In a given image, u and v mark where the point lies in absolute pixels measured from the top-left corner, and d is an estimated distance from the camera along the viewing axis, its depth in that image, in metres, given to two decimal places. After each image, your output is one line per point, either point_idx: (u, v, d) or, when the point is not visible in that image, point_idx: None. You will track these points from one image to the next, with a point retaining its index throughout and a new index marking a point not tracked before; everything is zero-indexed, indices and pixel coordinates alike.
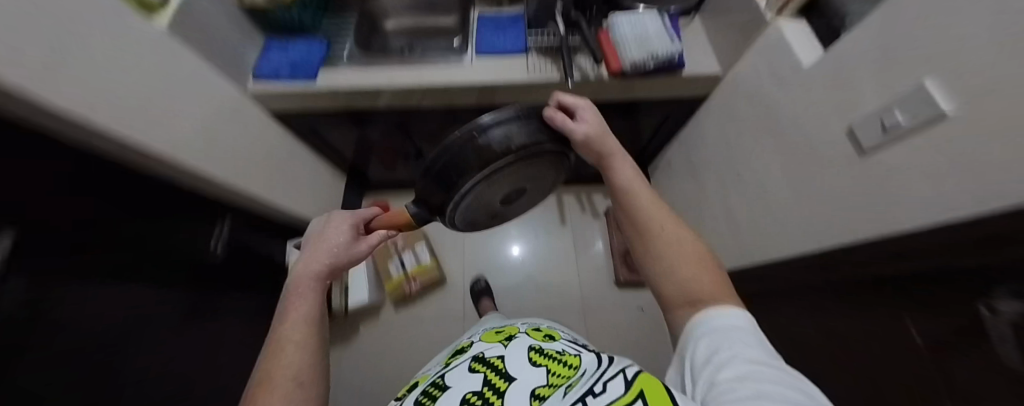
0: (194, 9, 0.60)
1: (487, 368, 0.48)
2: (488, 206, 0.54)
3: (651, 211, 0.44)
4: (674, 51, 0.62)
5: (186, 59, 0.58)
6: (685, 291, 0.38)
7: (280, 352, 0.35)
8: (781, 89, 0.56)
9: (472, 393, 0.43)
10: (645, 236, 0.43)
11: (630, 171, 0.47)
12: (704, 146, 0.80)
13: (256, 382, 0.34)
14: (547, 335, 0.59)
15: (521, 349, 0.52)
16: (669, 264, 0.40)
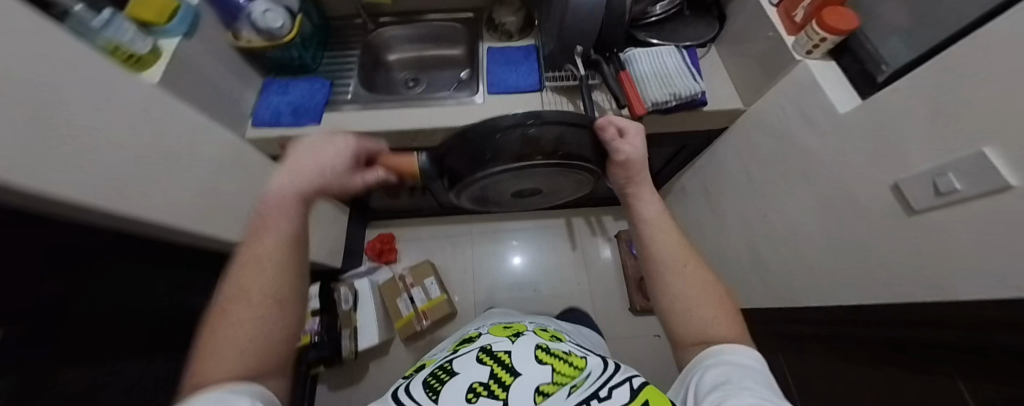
0: (186, 59, 0.56)
1: (494, 359, 0.42)
2: (504, 189, 0.55)
3: (673, 251, 0.40)
4: (696, 91, 0.60)
5: (179, 109, 0.54)
6: (699, 333, 0.36)
7: (236, 304, 0.28)
8: (812, 132, 0.53)
9: (478, 385, 0.38)
10: (662, 271, 0.40)
11: (658, 209, 0.42)
12: (723, 178, 0.78)
13: (224, 303, 0.29)
14: (552, 335, 0.54)
15: (527, 345, 0.45)
16: (684, 305, 0.38)
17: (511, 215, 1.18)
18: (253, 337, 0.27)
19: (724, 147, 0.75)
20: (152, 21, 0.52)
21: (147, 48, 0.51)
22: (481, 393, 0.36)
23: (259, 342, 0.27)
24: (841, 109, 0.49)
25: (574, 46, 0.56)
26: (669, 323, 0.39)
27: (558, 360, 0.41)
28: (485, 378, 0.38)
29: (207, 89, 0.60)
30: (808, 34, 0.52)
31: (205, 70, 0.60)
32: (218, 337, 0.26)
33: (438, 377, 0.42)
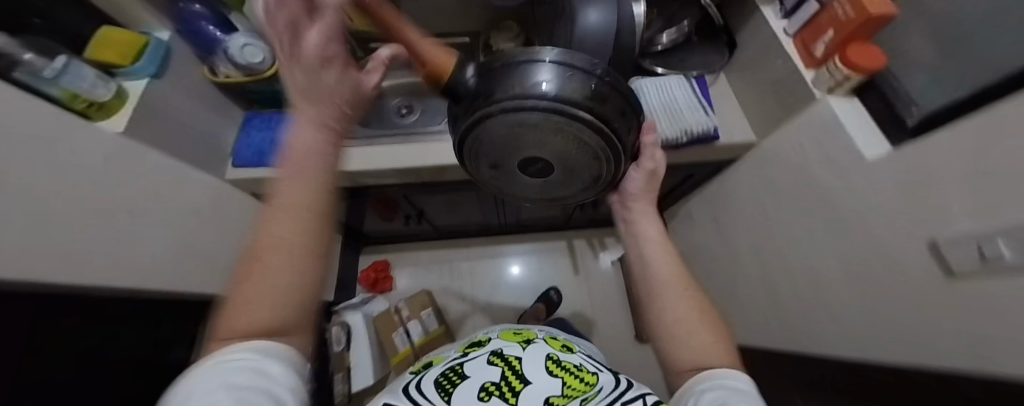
0: (156, 103, 0.52)
1: (503, 362, 0.34)
2: (525, 142, 0.36)
3: (671, 271, 0.34)
4: (708, 127, 0.57)
5: (151, 156, 0.50)
6: (697, 356, 0.29)
7: (260, 236, 0.19)
8: (837, 176, 0.50)
9: (492, 384, 0.31)
10: (658, 285, 0.33)
11: (657, 229, 0.37)
12: (734, 210, 0.74)
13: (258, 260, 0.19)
14: (563, 344, 0.44)
15: (539, 353, 0.37)
16: (680, 322, 0.31)
17: (510, 239, 1.14)
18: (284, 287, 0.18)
19: (733, 178, 0.72)
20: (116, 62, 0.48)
21: (112, 94, 0.47)
22: (493, 393, 0.29)
23: (289, 292, 0.18)
24: (869, 155, 0.45)
25: None
26: (660, 345, 0.32)
27: (569, 374, 0.33)
28: (498, 376, 0.32)
29: (181, 131, 0.56)
30: (830, 71, 0.48)
31: (175, 110, 0.55)
32: (241, 293, 0.17)
33: (447, 377, 0.32)
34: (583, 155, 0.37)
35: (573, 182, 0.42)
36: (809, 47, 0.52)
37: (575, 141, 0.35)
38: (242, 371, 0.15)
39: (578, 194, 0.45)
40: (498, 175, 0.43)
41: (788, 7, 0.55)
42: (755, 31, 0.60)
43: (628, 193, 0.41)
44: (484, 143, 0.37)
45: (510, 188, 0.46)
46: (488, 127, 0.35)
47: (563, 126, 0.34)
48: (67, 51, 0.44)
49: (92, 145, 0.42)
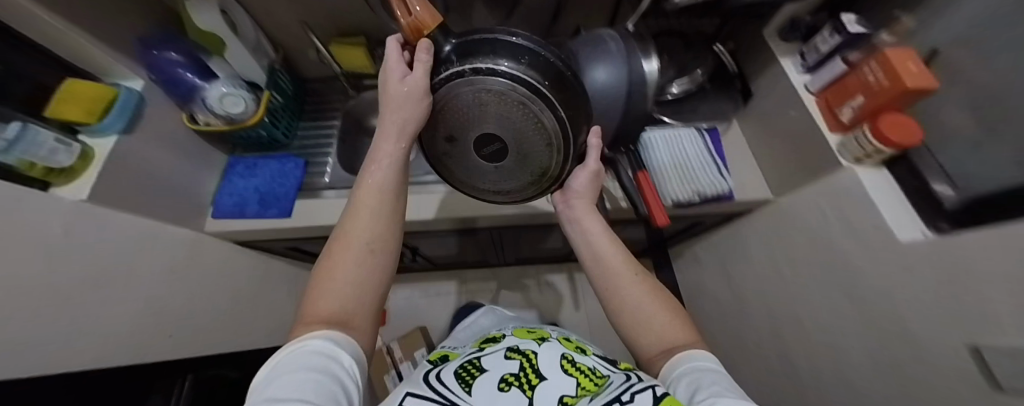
0: (125, 159, 0.48)
1: (522, 357, 0.42)
2: (487, 114, 0.32)
3: (617, 265, 0.41)
4: (722, 189, 0.53)
5: (115, 216, 0.46)
6: (657, 339, 0.36)
7: (345, 247, 0.32)
8: (865, 252, 0.45)
9: (509, 376, 0.39)
10: (610, 280, 0.40)
11: (601, 230, 0.44)
12: (747, 262, 0.69)
13: (335, 237, 0.34)
14: (576, 345, 0.50)
15: (552, 354, 0.43)
16: (636, 311, 0.38)
17: (507, 272, 1.10)
18: (361, 279, 0.31)
19: (745, 230, 0.68)
20: (82, 121, 0.43)
21: (72, 157, 0.43)
22: (512, 383, 0.37)
23: (360, 283, 0.31)
24: (902, 238, 0.40)
25: None
26: (627, 332, 0.38)
27: (582, 375, 0.39)
28: (516, 369, 0.39)
29: (146, 184, 0.52)
30: (859, 140, 0.44)
31: (142, 162, 0.51)
32: (328, 287, 0.30)
33: (469, 372, 0.39)
34: (539, 138, 0.34)
35: (521, 173, 0.38)
36: (835, 110, 0.48)
37: (536, 119, 0.32)
38: (322, 353, 0.24)
39: (524, 189, 0.41)
40: (454, 154, 0.38)
41: (811, 63, 0.51)
42: (773, 83, 0.57)
43: (570, 191, 0.47)
44: (452, 106, 0.34)
45: (461, 172, 0.41)
46: (456, 88, 0.32)
47: (527, 106, 0.31)
48: (15, 111, 0.40)
49: (44, 216, 0.38)
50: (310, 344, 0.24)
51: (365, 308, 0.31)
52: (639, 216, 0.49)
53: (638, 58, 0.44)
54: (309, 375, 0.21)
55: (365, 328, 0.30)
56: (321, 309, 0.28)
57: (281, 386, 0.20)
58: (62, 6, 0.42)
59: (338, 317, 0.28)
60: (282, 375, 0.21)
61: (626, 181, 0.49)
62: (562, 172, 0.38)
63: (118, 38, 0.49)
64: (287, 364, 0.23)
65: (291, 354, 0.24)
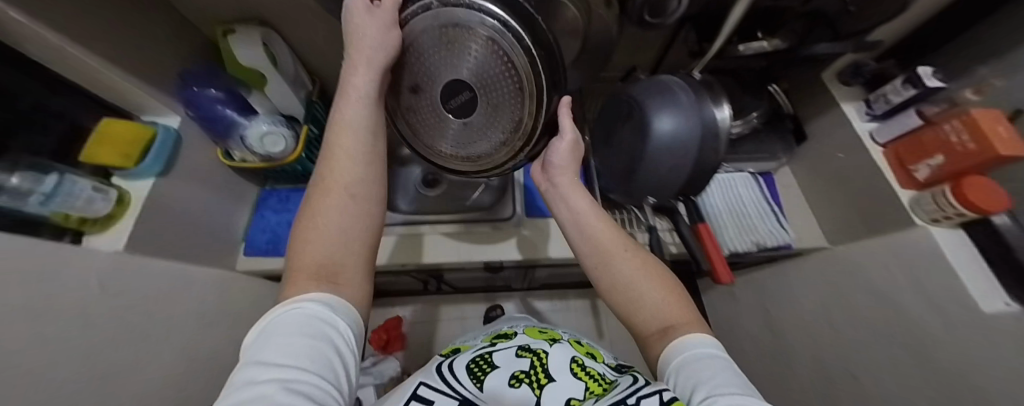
0: (153, 202, 0.46)
1: (533, 356, 0.44)
2: (454, 54, 0.30)
3: (605, 241, 0.38)
4: (783, 242, 0.50)
5: (148, 263, 0.44)
6: (653, 318, 0.35)
7: (325, 196, 0.31)
8: (936, 312, 0.42)
9: (520, 373, 0.41)
10: (602, 255, 0.38)
11: (586, 208, 0.40)
12: (786, 302, 0.66)
13: (315, 186, 0.33)
14: (586, 350, 0.50)
15: (562, 357, 0.45)
16: (630, 286, 0.36)
17: (534, 297, 1.07)
18: (341, 227, 0.31)
19: (789, 275, 0.65)
20: (119, 166, 0.41)
21: (109, 205, 0.41)
22: (522, 380, 0.39)
23: (347, 231, 0.31)
24: (985, 307, 0.37)
25: (644, 196, 0.47)
26: (622, 307, 0.37)
27: (588, 377, 0.39)
28: (527, 368, 0.41)
29: (174, 225, 0.49)
30: (938, 202, 0.42)
31: (173, 202, 0.49)
32: (312, 239, 0.30)
33: (481, 367, 0.42)
34: (508, 81, 0.31)
35: (492, 129, 0.34)
36: (909, 166, 0.46)
37: (506, 60, 0.29)
38: (316, 317, 0.25)
39: (499, 152, 0.36)
40: (422, 111, 0.36)
41: (879, 112, 0.49)
42: (834, 130, 0.55)
43: (552, 167, 0.43)
44: (421, 49, 0.33)
45: (430, 133, 0.37)
46: (422, 25, 0.31)
47: (496, 43, 0.29)
48: (49, 161, 0.38)
49: (74, 267, 0.35)
50: (302, 306, 0.25)
51: (355, 256, 0.31)
52: (698, 271, 0.46)
53: (708, 106, 0.41)
54: (306, 341, 0.23)
55: (355, 277, 0.30)
56: (308, 263, 0.29)
57: (279, 352, 0.22)
58: (97, 42, 0.40)
59: (325, 264, 0.29)
60: (278, 335, 0.23)
61: (685, 232, 0.47)
62: (538, 126, 0.33)
63: (155, 72, 0.48)
64: (280, 324, 0.24)
65: (283, 316, 0.25)
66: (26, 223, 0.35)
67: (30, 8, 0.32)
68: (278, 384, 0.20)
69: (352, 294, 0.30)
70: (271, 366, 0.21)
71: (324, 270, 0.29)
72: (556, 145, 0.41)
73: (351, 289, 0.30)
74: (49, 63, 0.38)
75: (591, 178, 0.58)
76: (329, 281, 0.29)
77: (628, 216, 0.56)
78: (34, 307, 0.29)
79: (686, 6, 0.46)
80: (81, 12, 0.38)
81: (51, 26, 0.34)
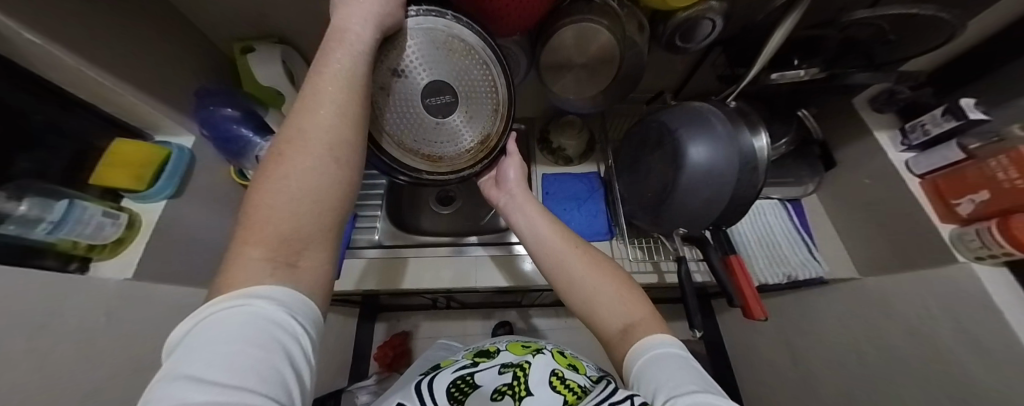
0: (160, 223, 0.44)
1: (514, 369, 0.42)
2: (451, 60, 0.34)
3: (561, 249, 0.38)
4: (813, 275, 0.48)
5: (157, 291, 0.42)
6: (616, 317, 0.33)
7: (298, 155, 0.24)
8: (973, 353, 0.40)
9: (503, 386, 0.40)
10: (556, 259, 0.38)
11: (537, 215, 0.42)
12: (808, 331, 0.63)
13: (279, 146, 0.24)
14: (570, 362, 0.46)
15: (543, 368, 0.42)
16: (587, 283, 0.36)
17: (538, 313, 1.02)
18: (316, 200, 0.23)
19: (813, 303, 0.62)
20: (130, 187, 0.40)
21: (118, 230, 0.39)
22: (505, 393, 0.38)
23: (321, 202, 0.24)
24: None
25: (675, 227, 0.45)
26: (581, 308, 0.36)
27: (566, 389, 0.37)
28: (510, 380, 0.40)
29: (181, 247, 0.47)
30: (976, 240, 0.40)
31: (181, 225, 0.47)
32: (277, 204, 0.22)
33: (461, 388, 0.41)
34: (489, 101, 0.37)
35: (463, 135, 0.37)
36: (949, 200, 0.43)
37: (492, 81, 0.36)
38: (264, 318, 0.19)
39: (461, 157, 0.38)
40: (395, 99, 0.33)
41: (915, 143, 0.48)
42: (865, 158, 0.54)
43: (506, 183, 0.46)
44: (416, 42, 0.32)
45: (391, 123, 0.34)
46: (427, 26, 0.33)
47: (489, 67, 0.36)
48: (56, 186, 0.36)
49: (78, 293, 0.33)
50: (252, 304, 0.19)
51: (324, 233, 0.24)
52: (730, 307, 0.43)
53: (744, 134, 0.39)
54: (259, 353, 0.17)
55: (318, 263, 0.24)
56: (263, 236, 0.21)
57: (222, 365, 0.16)
58: (109, 60, 0.38)
59: (288, 238, 0.22)
60: (217, 340, 0.17)
61: (716, 263, 0.44)
62: (502, 145, 0.39)
63: (168, 88, 0.46)
64: (221, 324, 0.18)
65: (224, 313, 0.18)
66: (27, 253, 0.32)
67: (38, 26, 0.31)
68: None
69: (300, 282, 0.22)
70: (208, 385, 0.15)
71: (286, 248, 0.22)
72: (507, 163, 0.46)
73: (310, 277, 0.23)
74: (58, 81, 0.36)
75: (614, 201, 0.57)
76: (286, 264, 0.22)
77: (653, 243, 0.55)
78: (34, 340, 0.27)
79: (715, 32, 0.45)
80: (88, 27, 0.36)
81: (58, 43, 0.33)
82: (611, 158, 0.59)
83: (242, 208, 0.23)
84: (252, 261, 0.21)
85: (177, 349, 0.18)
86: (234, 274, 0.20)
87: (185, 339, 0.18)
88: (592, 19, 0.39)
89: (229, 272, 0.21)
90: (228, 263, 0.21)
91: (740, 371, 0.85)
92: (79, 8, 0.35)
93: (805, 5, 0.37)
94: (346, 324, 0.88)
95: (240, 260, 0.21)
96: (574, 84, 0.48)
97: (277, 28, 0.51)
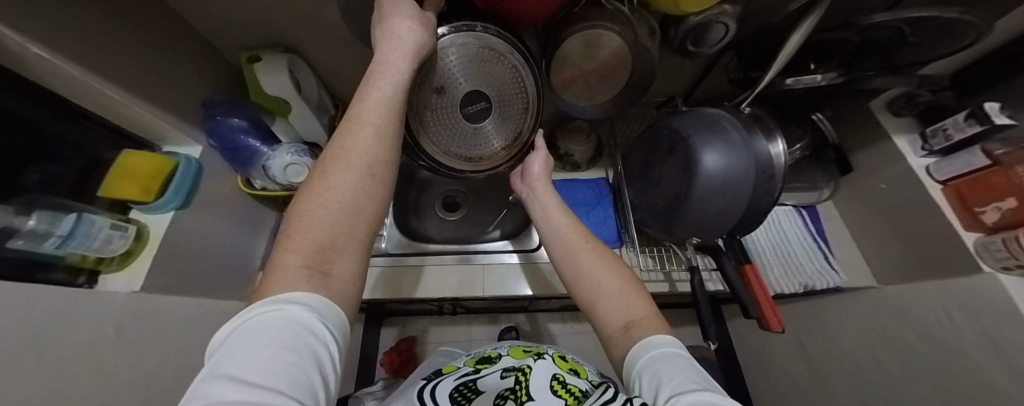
0: (168, 233, 0.43)
1: (516, 373, 0.42)
2: (485, 70, 0.33)
3: (575, 247, 0.39)
4: (829, 284, 0.47)
5: (165, 302, 0.41)
6: (617, 313, 0.34)
7: (340, 171, 0.24)
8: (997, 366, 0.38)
9: (506, 390, 0.39)
10: (567, 247, 0.39)
11: (555, 208, 0.43)
12: (821, 338, 0.62)
13: (325, 161, 0.24)
14: (570, 367, 0.46)
15: (544, 373, 0.41)
16: (589, 274, 0.37)
17: (545, 319, 1.01)
18: (354, 213, 0.23)
19: (827, 310, 0.61)
20: (137, 199, 0.40)
21: (126, 242, 0.39)
22: (508, 397, 0.38)
23: (357, 214, 0.24)
24: None
25: (689, 236, 0.43)
26: (586, 299, 0.36)
27: (567, 392, 0.37)
28: (512, 384, 0.39)
29: (189, 257, 0.47)
30: (1003, 249, 0.38)
31: (188, 234, 0.47)
32: (318, 217, 0.22)
33: (463, 392, 0.40)
34: (518, 106, 0.37)
35: (496, 138, 0.37)
36: (974, 208, 0.42)
37: (522, 84, 0.36)
38: (296, 324, 0.18)
39: (496, 158, 0.38)
40: (436, 110, 0.33)
41: (936, 148, 0.46)
42: (883, 162, 0.52)
43: (530, 176, 0.47)
44: (450, 56, 0.32)
45: (436, 131, 0.34)
46: (463, 40, 0.31)
47: (519, 70, 0.35)
48: (67, 199, 0.36)
49: (88, 304, 0.33)
50: (286, 308, 0.18)
51: (358, 243, 0.24)
52: (747, 318, 0.42)
53: (760, 142, 0.38)
54: (291, 358, 0.16)
55: (352, 273, 0.23)
56: (301, 243, 0.22)
57: (257, 369, 0.15)
58: (116, 71, 0.38)
59: (322, 248, 0.22)
60: (254, 343, 0.16)
61: (729, 273, 0.43)
62: (531, 142, 0.40)
63: (175, 99, 0.46)
64: (259, 327, 0.17)
65: (262, 317, 0.18)
66: (36, 268, 0.32)
67: (44, 39, 0.30)
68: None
69: (335, 293, 0.22)
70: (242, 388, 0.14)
71: (319, 256, 0.22)
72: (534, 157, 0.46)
73: (346, 287, 0.23)
74: (68, 95, 0.36)
75: (623, 208, 0.56)
76: (320, 272, 0.21)
77: (665, 252, 0.54)
78: (44, 355, 0.27)
79: (728, 36, 0.44)
80: (97, 38, 0.36)
81: (65, 55, 0.32)
82: (619, 164, 0.58)
83: (284, 220, 0.23)
84: (289, 268, 0.21)
85: (214, 354, 0.17)
86: (273, 282, 0.20)
87: (224, 344, 0.17)
88: (601, 24, 0.38)
89: (267, 281, 0.20)
90: (264, 275, 0.21)
91: (753, 379, 0.83)
92: (88, 20, 0.35)
93: (824, 7, 0.36)
94: (354, 329, 0.88)
95: (279, 267, 0.21)
96: (585, 91, 0.47)
97: (284, 38, 0.51)
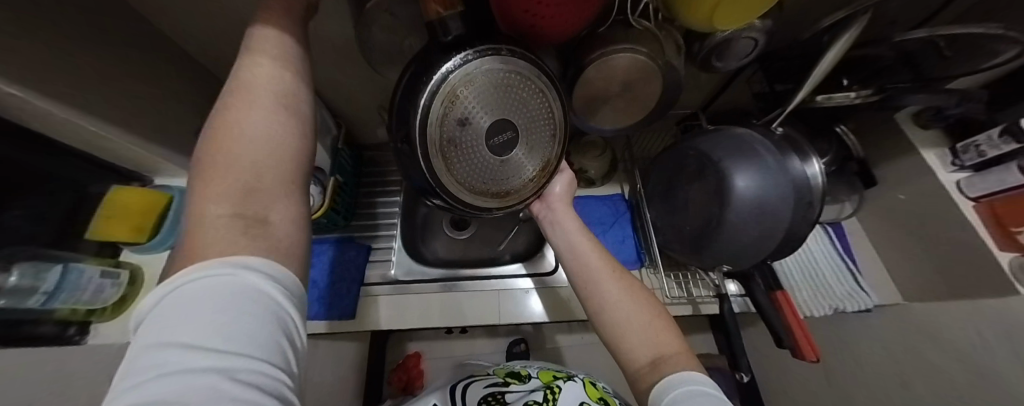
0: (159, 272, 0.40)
1: (545, 388, 0.44)
2: (512, 96, 0.30)
3: (596, 269, 0.37)
4: (865, 306, 0.45)
5: None
6: (643, 347, 0.32)
7: (244, 102, 0.20)
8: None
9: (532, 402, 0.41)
10: (591, 275, 0.37)
11: (576, 229, 0.40)
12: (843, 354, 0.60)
13: (222, 105, 0.20)
14: (601, 395, 0.44)
15: (571, 400, 0.42)
16: (620, 308, 0.34)
17: (553, 330, 0.98)
18: (276, 147, 0.20)
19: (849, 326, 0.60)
20: (128, 240, 0.38)
21: (118, 290, 0.37)
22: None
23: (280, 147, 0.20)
24: None
25: (719, 263, 0.41)
26: (609, 332, 0.34)
27: None
28: (539, 399, 0.42)
29: None
30: None
31: None
32: (237, 152, 0.19)
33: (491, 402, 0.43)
34: (547, 128, 0.33)
35: (525, 167, 0.33)
36: (1009, 228, 0.41)
37: (549, 109, 0.33)
38: (252, 292, 0.16)
39: (526, 187, 0.34)
40: (460, 147, 0.29)
41: (968, 163, 0.45)
42: (910, 177, 0.51)
43: (548, 196, 0.43)
44: (474, 83, 0.28)
45: (464, 170, 0.30)
46: (486, 65, 0.28)
47: (546, 94, 0.32)
48: (48, 249, 0.33)
49: (82, 365, 0.30)
50: (242, 277, 0.16)
51: (290, 182, 0.21)
52: (780, 346, 0.40)
53: (793, 162, 0.37)
54: (256, 327, 0.15)
55: (292, 216, 0.20)
56: (222, 185, 0.18)
57: (216, 339, 0.14)
58: (104, 102, 0.35)
59: (249, 187, 0.18)
60: (205, 314, 0.14)
61: (761, 300, 0.42)
62: (560, 165, 0.36)
63: (167, 127, 0.43)
64: (207, 292, 0.15)
65: (212, 280, 0.15)
66: (21, 325, 0.29)
67: (33, 83, 0.28)
68: (226, 400, 0.12)
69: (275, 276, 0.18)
70: (204, 370, 0.13)
71: (245, 198, 0.18)
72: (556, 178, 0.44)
73: (288, 231, 0.20)
74: (56, 136, 0.33)
75: (642, 228, 0.54)
76: (256, 219, 0.18)
77: (689, 272, 0.52)
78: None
79: (756, 50, 0.42)
80: (87, 72, 0.33)
81: (47, 93, 0.29)
82: (637, 181, 0.56)
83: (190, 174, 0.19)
84: (213, 219, 0.17)
85: (152, 313, 0.15)
86: (194, 235, 0.17)
87: (162, 305, 0.15)
88: (629, 47, 0.36)
89: (188, 236, 0.17)
90: (187, 230, 0.17)
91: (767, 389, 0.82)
92: (77, 53, 0.32)
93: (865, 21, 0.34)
94: (359, 349, 0.84)
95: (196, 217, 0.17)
96: (612, 114, 0.45)
97: None
